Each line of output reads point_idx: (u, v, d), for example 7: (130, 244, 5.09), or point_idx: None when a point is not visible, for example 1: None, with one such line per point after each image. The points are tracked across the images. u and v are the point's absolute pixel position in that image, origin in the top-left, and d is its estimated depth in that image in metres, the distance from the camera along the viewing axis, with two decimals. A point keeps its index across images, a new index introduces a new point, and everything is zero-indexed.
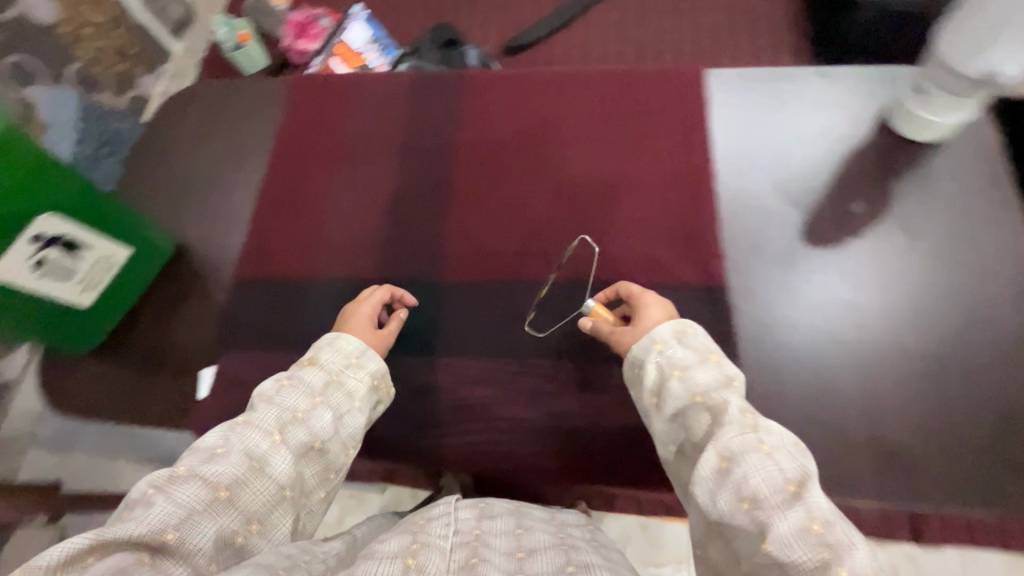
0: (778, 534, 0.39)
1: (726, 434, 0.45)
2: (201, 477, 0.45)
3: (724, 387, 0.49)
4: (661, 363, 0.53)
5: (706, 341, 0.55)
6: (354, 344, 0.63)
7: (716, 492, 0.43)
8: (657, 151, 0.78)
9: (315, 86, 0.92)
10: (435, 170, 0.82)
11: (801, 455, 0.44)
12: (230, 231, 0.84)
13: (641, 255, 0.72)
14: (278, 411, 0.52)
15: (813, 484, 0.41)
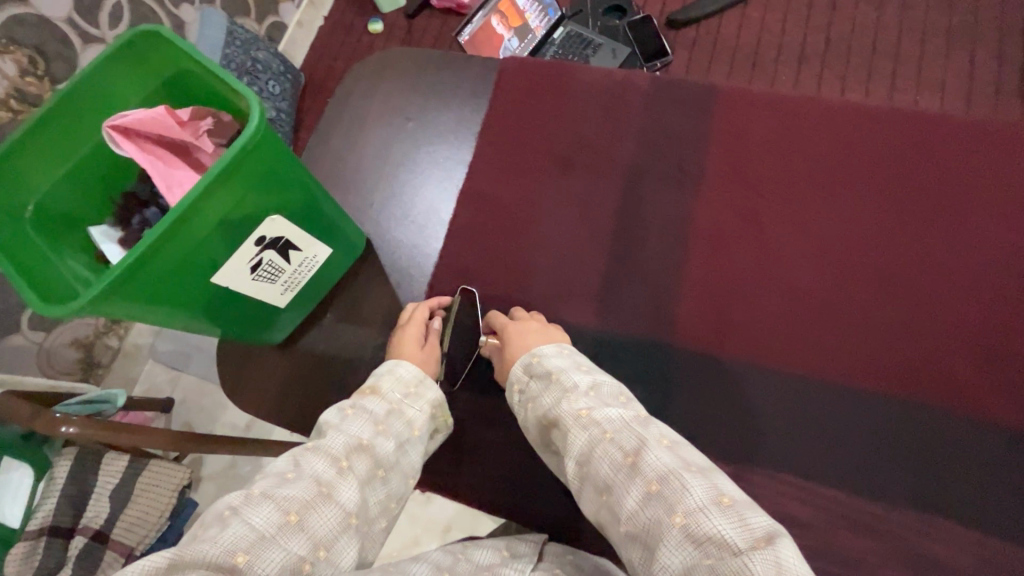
0: (629, 511, 0.44)
1: (574, 441, 0.50)
2: (274, 499, 0.45)
3: (562, 399, 0.53)
4: (521, 398, 0.57)
5: (555, 358, 0.57)
6: (405, 372, 0.60)
7: (583, 495, 0.48)
8: (955, 240, 0.65)
9: (530, 75, 0.80)
10: (669, 211, 0.71)
11: (640, 426, 0.49)
12: (422, 232, 0.76)
13: (923, 369, 0.61)
14: (345, 437, 0.52)
15: (647, 449, 0.46)
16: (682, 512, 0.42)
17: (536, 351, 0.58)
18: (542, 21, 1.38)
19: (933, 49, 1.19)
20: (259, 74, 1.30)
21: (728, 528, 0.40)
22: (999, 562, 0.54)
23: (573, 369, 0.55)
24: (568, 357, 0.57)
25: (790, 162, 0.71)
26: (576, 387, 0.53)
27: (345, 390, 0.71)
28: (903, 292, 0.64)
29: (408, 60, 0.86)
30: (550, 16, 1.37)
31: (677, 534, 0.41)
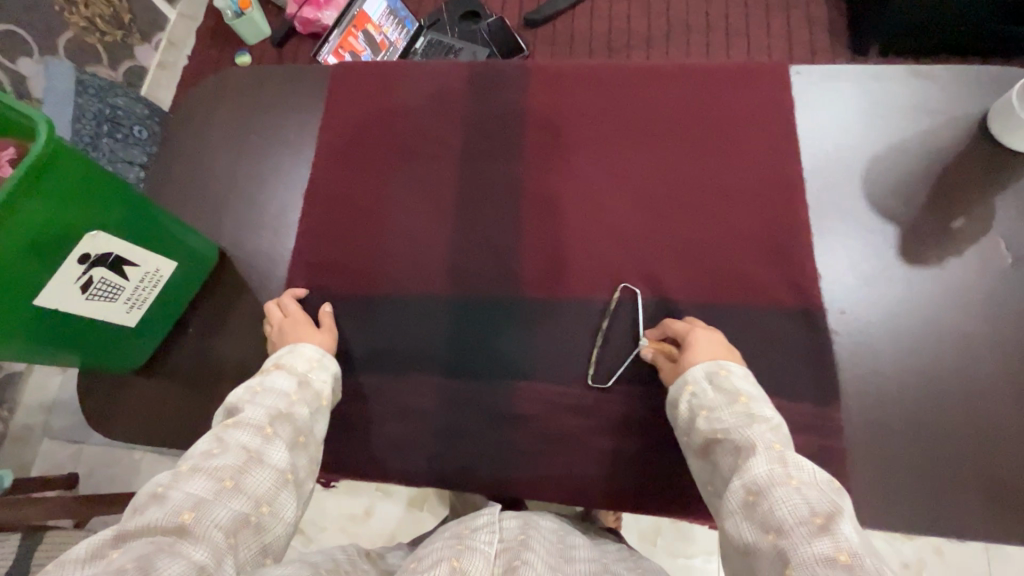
0: (798, 560, 0.38)
1: (756, 467, 0.45)
2: (205, 471, 0.46)
3: (749, 425, 0.49)
4: (693, 402, 0.55)
5: (743, 384, 0.54)
6: (308, 350, 0.64)
7: (741, 521, 0.43)
8: (745, 156, 0.72)
9: (360, 74, 0.84)
10: (501, 176, 0.76)
11: (837, 494, 0.42)
12: (279, 235, 0.79)
13: (734, 274, 0.67)
14: (264, 409, 0.54)
15: (841, 519, 0.40)
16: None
17: (725, 364, 0.56)
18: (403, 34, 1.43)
19: (742, 21, 1.37)
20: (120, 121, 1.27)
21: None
22: (811, 424, 0.61)
23: (762, 404, 0.52)
24: (755, 389, 0.54)
25: (599, 113, 0.77)
26: (765, 419, 0.50)
27: (218, 398, 0.72)
28: (707, 209, 0.70)
29: (248, 75, 0.88)
30: (408, 28, 1.44)
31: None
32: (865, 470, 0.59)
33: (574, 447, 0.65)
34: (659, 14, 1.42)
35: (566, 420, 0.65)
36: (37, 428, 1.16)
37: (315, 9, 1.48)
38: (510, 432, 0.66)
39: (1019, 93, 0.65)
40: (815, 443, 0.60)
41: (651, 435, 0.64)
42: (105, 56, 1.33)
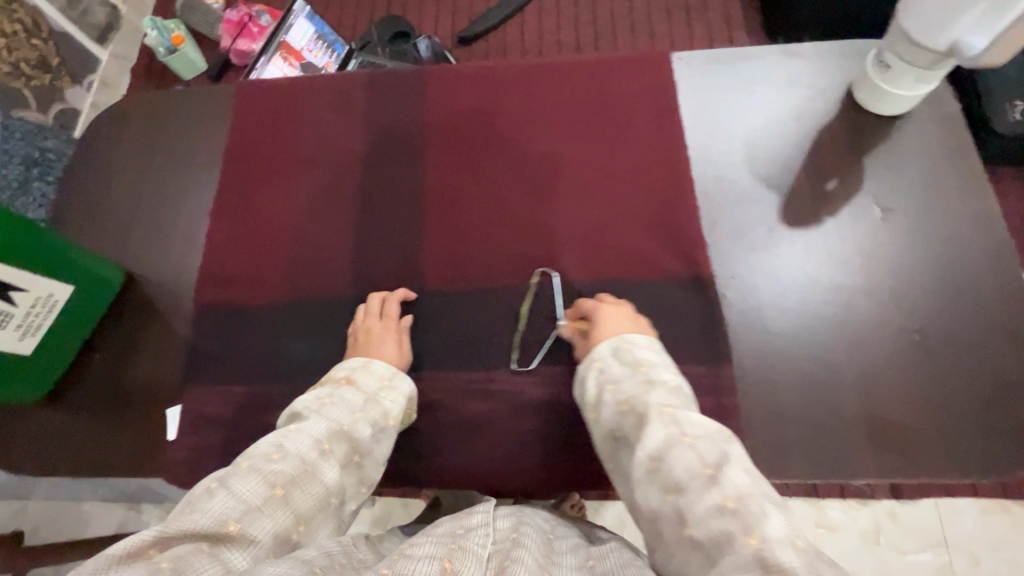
0: (697, 518, 0.41)
1: (651, 433, 0.47)
2: (261, 473, 0.46)
3: (649, 391, 0.51)
4: (600, 377, 0.57)
5: (646, 352, 0.57)
6: (380, 367, 0.62)
7: (646, 487, 0.45)
8: (631, 140, 0.76)
9: (262, 90, 0.85)
10: (404, 176, 0.78)
11: (724, 439, 0.45)
12: (186, 253, 0.78)
13: (627, 251, 0.70)
14: (326, 423, 0.53)
15: (729, 465, 0.43)
16: (757, 535, 0.38)
17: (628, 338, 0.58)
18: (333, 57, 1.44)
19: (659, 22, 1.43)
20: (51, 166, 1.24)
21: (805, 566, 0.37)
22: (706, 385, 0.63)
23: (664, 368, 0.55)
24: (658, 355, 0.57)
25: (495, 110, 0.80)
26: (663, 384, 0.53)
27: (130, 418, 0.71)
28: (598, 192, 0.74)
29: (154, 100, 0.88)
30: (338, 51, 1.44)
31: (749, 556, 0.38)
32: (762, 424, 0.61)
33: (485, 432, 0.65)
34: (580, 24, 1.48)
35: (477, 405, 0.66)
36: None
37: (249, 40, 1.47)
38: (425, 423, 0.67)
39: (871, 62, 0.70)
40: (713, 403, 0.62)
41: (561, 412, 0.65)
42: (31, 100, 1.25)
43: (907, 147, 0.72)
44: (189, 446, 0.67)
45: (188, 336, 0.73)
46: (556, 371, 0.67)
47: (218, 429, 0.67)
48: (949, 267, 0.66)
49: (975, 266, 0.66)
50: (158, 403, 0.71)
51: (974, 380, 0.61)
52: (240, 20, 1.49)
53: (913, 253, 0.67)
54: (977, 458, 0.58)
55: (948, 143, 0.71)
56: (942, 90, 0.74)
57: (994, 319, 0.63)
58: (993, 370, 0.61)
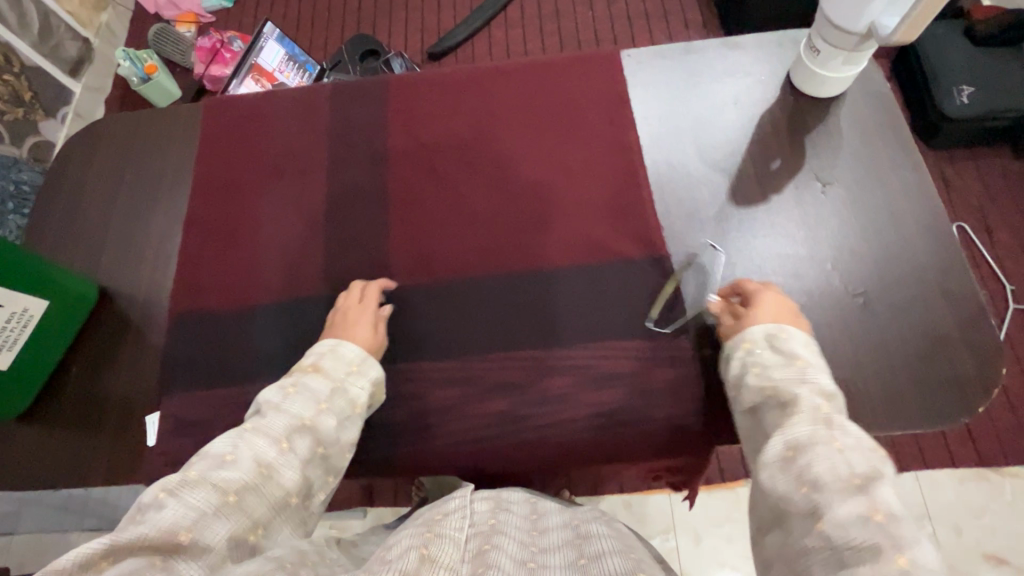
0: (834, 517, 0.40)
1: (798, 426, 0.47)
2: (213, 481, 0.45)
3: (801, 385, 0.52)
4: (746, 360, 0.57)
5: (801, 347, 0.55)
6: (348, 352, 0.63)
7: (780, 475, 0.45)
8: (586, 133, 0.80)
9: (231, 107, 0.88)
10: (371, 180, 0.80)
11: (878, 458, 0.44)
12: (160, 265, 0.80)
13: (588, 238, 0.73)
14: (285, 419, 0.54)
15: (881, 481, 0.42)
16: (908, 557, 0.37)
17: (786, 327, 0.57)
18: (305, 77, 1.47)
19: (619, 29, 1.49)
20: (25, 197, 1.25)
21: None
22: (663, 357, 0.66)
23: (819, 368, 0.54)
24: (814, 354, 0.55)
25: (457, 113, 0.83)
26: (817, 385, 0.52)
27: (107, 430, 0.72)
28: (558, 184, 0.77)
29: (124, 121, 0.91)
30: (310, 72, 1.47)
31: (893, 570, 0.37)
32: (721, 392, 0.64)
33: (458, 417, 0.68)
34: (545, 34, 1.54)
35: (449, 393, 0.68)
36: None
37: (223, 66, 1.50)
38: (399, 414, 0.68)
39: (804, 49, 0.75)
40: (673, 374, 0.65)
41: (531, 395, 0.68)
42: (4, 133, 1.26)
43: (844, 126, 0.76)
44: (167, 452, 0.68)
45: (163, 346, 0.74)
46: (524, 355, 0.69)
47: (195, 434, 0.69)
48: (888, 235, 0.70)
49: (911, 232, 0.70)
50: (135, 414, 0.72)
51: (915, 337, 0.64)
52: (213, 46, 1.53)
53: (854, 224, 0.71)
54: (922, 410, 0.62)
55: (881, 120, 0.76)
56: (872, 72, 0.79)
57: (932, 279, 0.67)
58: (932, 327, 0.65)
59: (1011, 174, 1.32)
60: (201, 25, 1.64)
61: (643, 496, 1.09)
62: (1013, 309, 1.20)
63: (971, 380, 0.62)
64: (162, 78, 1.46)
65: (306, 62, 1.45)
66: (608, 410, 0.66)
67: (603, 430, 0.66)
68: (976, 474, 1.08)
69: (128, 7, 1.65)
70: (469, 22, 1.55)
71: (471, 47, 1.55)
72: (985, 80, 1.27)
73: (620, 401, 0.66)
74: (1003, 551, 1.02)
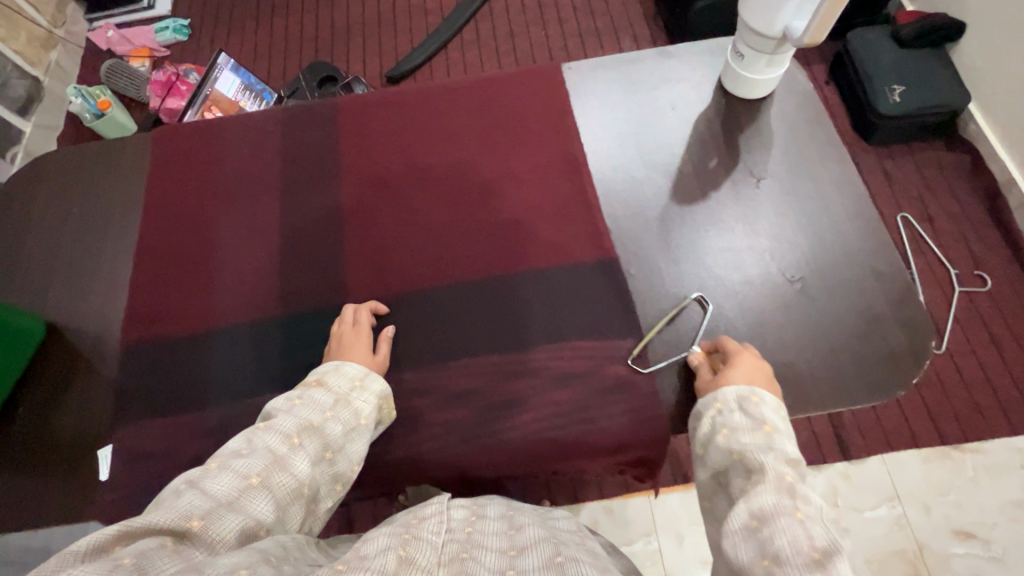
0: None
1: (764, 496, 0.50)
2: (233, 470, 0.49)
3: (767, 450, 0.54)
4: (716, 419, 0.59)
5: (771, 413, 0.58)
6: (352, 369, 0.64)
7: (742, 544, 0.48)
8: (534, 145, 0.83)
9: (181, 136, 0.88)
10: (324, 200, 0.81)
11: (837, 533, 0.47)
12: (111, 296, 0.79)
13: (540, 244, 0.76)
14: (296, 420, 0.56)
15: (839, 558, 0.44)
16: None
17: (758, 391, 0.59)
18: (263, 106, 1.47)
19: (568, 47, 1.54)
20: None
21: None
22: (614, 355, 0.69)
23: (786, 435, 0.56)
24: (782, 420, 0.58)
25: (406, 132, 0.85)
26: (785, 453, 0.54)
27: (59, 466, 0.70)
28: (509, 193, 0.80)
29: (70, 156, 0.90)
30: (267, 99, 1.47)
31: None
32: None
33: (421, 426, 0.68)
34: (499, 55, 1.58)
35: (413, 403, 0.69)
36: None
37: (179, 98, 1.49)
38: None
39: (731, 54, 0.80)
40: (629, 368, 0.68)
41: (492, 399, 0.68)
42: None
43: (773, 124, 0.81)
44: (125, 485, 0.67)
45: (117, 377, 0.73)
46: (483, 361, 0.70)
47: (152, 464, 0.67)
48: (821, 223, 0.74)
49: (842, 218, 0.74)
50: (87, 449, 0.70)
51: (852, 316, 0.68)
52: (167, 79, 1.52)
53: (789, 215, 0.75)
54: (865, 384, 0.65)
55: (808, 119, 0.81)
56: (797, 73, 0.84)
57: (865, 262, 0.71)
58: (868, 306, 0.69)
59: (944, 165, 1.40)
60: (156, 58, 1.64)
61: (623, 499, 1.10)
62: (958, 291, 1.26)
63: (907, 353, 0.66)
64: (116, 113, 1.44)
65: (262, 92, 1.45)
66: (568, 407, 0.67)
67: (564, 430, 0.67)
68: (939, 453, 1.12)
69: (80, 45, 1.63)
70: (424, 46, 1.58)
71: (428, 69, 1.58)
72: (910, 79, 1.36)
73: (579, 399, 0.68)
74: (971, 526, 1.06)
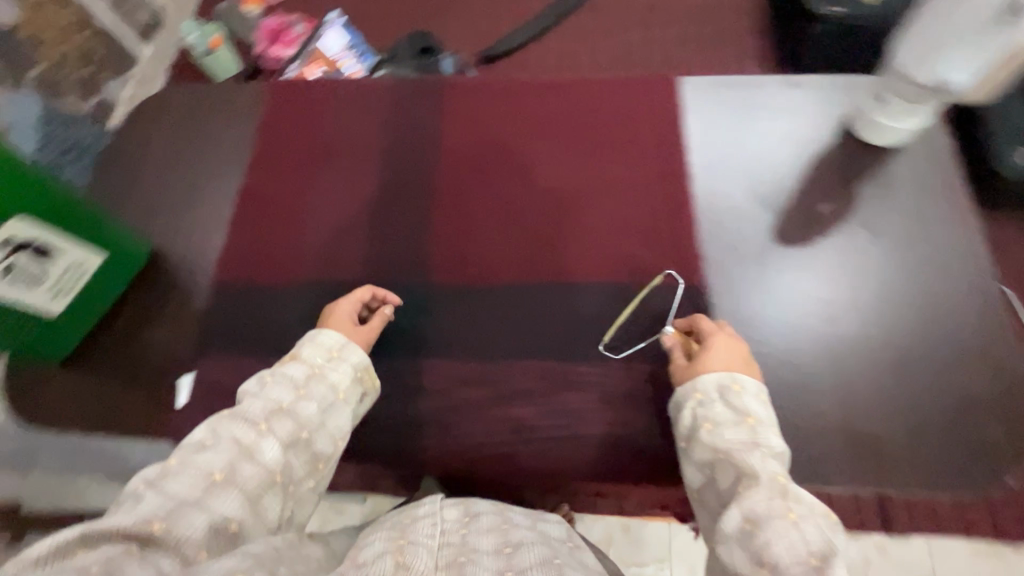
0: None
1: (755, 497, 0.49)
2: (193, 468, 0.49)
3: (752, 448, 0.53)
4: (697, 412, 0.58)
5: (753, 402, 0.57)
6: (328, 339, 0.65)
7: (738, 551, 0.47)
8: (636, 156, 0.81)
9: (294, 90, 0.91)
10: (420, 177, 0.82)
11: (829, 524, 0.46)
12: (209, 234, 0.83)
13: (626, 258, 0.74)
14: (264, 404, 0.56)
15: (836, 560, 0.43)
16: None
17: (737, 379, 0.59)
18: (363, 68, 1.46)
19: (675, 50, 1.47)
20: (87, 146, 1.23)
21: None
22: None
23: (768, 425, 0.56)
24: (764, 408, 0.58)
25: (511, 122, 0.85)
26: (770, 447, 0.54)
27: (142, 382, 0.75)
28: (603, 201, 0.78)
29: (192, 94, 0.95)
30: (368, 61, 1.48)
31: None
32: None
33: (479, 416, 0.69)
34: (601, 50, 1.54)
35: (475, 393, 0.70)
36: None
37: (283, 47, 1.53)
38: (422, 405, 0.70)
39: (868, 100, 0.75)
40: None
41: (553, 406, 0.68)
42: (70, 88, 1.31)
43: (899, 177, 0.76)
44: (197, 413, 0.71)
45: (205, 311, 0.77)
46: (550, 366, 0.70)
47: (224, 400, 0.71)
48: (936, 292, 0.69)
49: (960, 291, 0.68)
50: (169, 373, 0.75)
51: (952, 398, 0.63)
52: (276, 26, 1.55)
53: (899, 277, 0.70)
54: (951, 473, 0.61)
55: (939, 177, 0.75)
56: (937, 126, 0.78)
57: (977, 343, 0.66)
58: (973, 392, 0.63)
59: None
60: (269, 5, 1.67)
61: (643, 522, 1.08)
62: None
63: (1005, 450, 0.61)
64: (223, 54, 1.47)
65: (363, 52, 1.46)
66: (626, 429, 0.67)
67: (616, 450, 0.66)
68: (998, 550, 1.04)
69: None
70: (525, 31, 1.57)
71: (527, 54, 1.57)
72: None
73: (639, 423, 0.67)
74: None
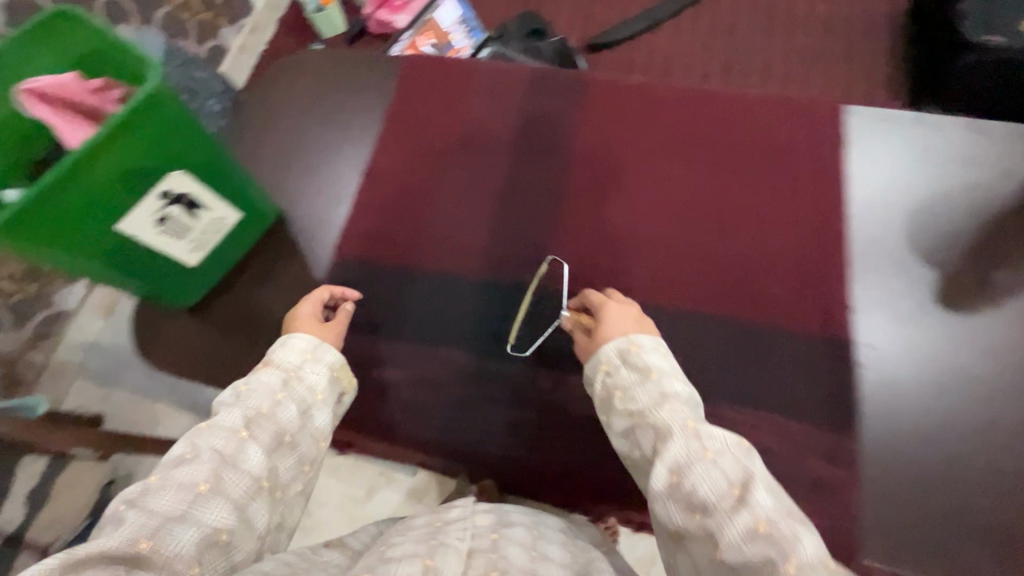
0: (729, 541, 0.43)
1: (674, 449, 0.48)
2: (174, 484, 0.48)
3: (661, 402, 0.52)
4: (607, 381, 0.57)
5: (654, 357, 0.57)
6: (301, 342, 0.63)
7: (670, 505, 0.47)
8: (788, 189, 0.75)
9: (430, 69, 0.89)
10: (553, 178, 0.79)
11: (745, 456, 0.47)
12: (335, 206, 0.83)
13: (767, 299, 0.69)
14: (240, 412, 0.54)
15: (755, 487, 0.45)
16: (793, 561, 0.40)
17: (637, 340, 0.58)
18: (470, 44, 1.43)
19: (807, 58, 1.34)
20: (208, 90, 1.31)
21: None
22: (818, 448, 0.62)
23: (670, 374, 0.55)
24: (664, 359, 0.57)
25: (653, 131, 0.81)
26: (675, 394, 0.53)
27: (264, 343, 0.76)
28: (746, 232, 0.73)
29: (327, 60, 0.94)
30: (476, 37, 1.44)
31: None
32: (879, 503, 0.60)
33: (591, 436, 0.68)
34: None
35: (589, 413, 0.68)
36: (70, 365, 1.11)
37: (390, 12, 1.49)
38: (532, 414, 0.70)
39: None
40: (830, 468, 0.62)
41: None
42: (192, 32, 1.32)
43: None
44: None
45: (326, 284, 0.78)
46: None
47: None
48: None
49: None
50: None
51: None
52: None
53: None
54: None
55: None
56: None
57: None
58: None
59: None
60: None
61: None
62: None
63: None
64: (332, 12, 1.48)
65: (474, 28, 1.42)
66: None
67: None
68: None
69: None
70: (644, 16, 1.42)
71: None
72: None
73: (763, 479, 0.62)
74: None
